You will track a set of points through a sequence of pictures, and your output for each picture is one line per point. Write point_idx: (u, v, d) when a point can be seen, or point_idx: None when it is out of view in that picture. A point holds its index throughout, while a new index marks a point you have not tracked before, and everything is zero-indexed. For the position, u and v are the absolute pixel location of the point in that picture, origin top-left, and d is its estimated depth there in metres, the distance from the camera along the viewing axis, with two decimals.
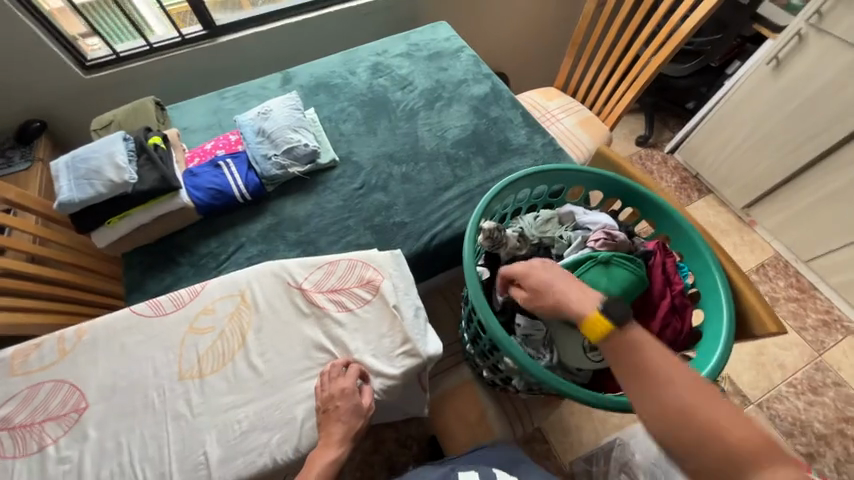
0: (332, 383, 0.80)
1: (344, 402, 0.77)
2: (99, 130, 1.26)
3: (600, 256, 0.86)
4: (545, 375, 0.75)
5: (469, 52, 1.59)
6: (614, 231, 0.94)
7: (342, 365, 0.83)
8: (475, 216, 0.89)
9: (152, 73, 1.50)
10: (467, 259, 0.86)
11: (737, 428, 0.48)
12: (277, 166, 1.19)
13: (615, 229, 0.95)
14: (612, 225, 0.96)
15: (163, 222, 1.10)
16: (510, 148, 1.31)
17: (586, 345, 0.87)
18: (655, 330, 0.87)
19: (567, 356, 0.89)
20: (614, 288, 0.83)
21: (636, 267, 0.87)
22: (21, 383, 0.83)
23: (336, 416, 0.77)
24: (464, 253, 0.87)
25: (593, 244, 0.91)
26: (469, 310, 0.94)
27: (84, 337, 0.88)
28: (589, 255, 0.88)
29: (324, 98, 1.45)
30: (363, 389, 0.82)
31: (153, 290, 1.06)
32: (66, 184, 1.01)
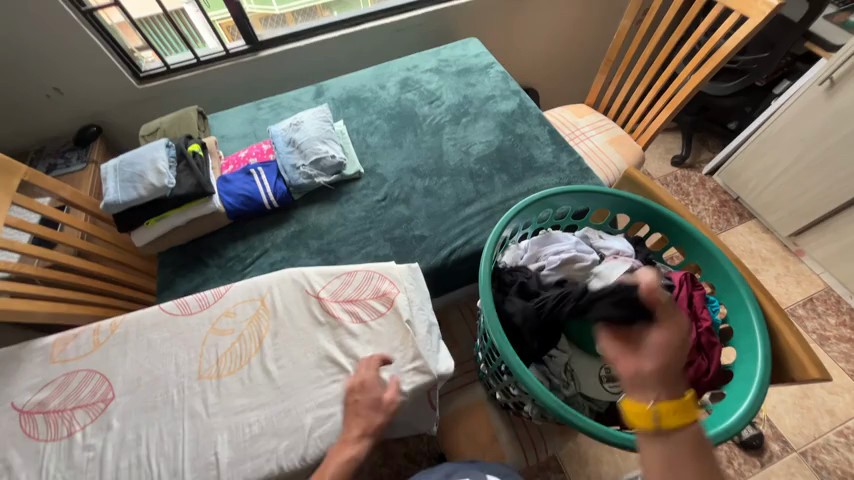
0: (358, 376, 0.83)
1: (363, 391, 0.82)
2: (147, 136, 1.36)
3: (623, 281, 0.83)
4: (552, 404, 0.72)
5: (498, 68, 1.60)
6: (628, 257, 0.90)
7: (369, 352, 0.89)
8: (495, 232, 0.88)
9: (197, 84, 1.60)
10: (483, 278, 0.85)
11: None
12: (304, 176, 1.23)
13: (630, 255, 0.91)
14: (627, 251, 0.92)
15: (196, 225, 1.16)
16: (535, 165, 1.29)
17: (602, 375, 0.89)
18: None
19: (584, 383, 0.89)
20: None
21: None
22: (59, 370, 0.89)
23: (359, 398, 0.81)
24: (482, 272, 0.86)
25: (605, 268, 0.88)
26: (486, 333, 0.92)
27: (117, 331, 0.93)
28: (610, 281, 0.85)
29: (353, 111, 1.50)
30: (387, 386, 0.83)
31: (182, 289, 1.12)
32: (112, 186, 1.09)
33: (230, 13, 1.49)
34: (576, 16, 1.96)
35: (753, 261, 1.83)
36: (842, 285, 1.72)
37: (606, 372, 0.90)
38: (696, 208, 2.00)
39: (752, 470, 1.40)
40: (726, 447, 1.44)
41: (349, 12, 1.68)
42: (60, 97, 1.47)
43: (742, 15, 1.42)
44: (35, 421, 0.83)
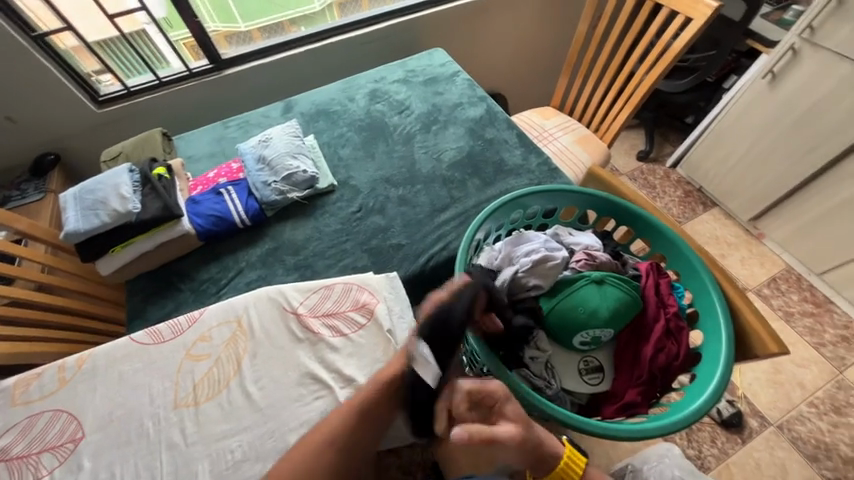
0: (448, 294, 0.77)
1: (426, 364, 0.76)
2: (108, 161, 1.32)
3: (593, 275, 0.87)
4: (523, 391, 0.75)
5: (464, 76, 1.64)
6: (596, 251, 0.93)
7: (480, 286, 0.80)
8: (468, 235, 0.90)
9: (160, 106, 1.56)
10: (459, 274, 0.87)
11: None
12: (276, 192, 1.22)
13: (598, 250, 0.94)
14: (595, 245, 0.95)
15: (166, 249, 1.13)
16: (506, 168, 1.33)
17: (581, 367, 0.89)
18: (649, 353, 0.84)
19: (564, 377, 0.88)
20: (604, 307, 0.84)
21: (631, 289, 0.87)
22: (21, 413, 0.84)
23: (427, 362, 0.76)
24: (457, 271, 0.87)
25: (575, 264, 0.91)
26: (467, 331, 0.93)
27: (84, 366, 0.89)
28: (580, 275, 0.88)
29: (324, 124, 1.50)
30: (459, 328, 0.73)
31: (153, 316, 1.08)
32: (73, 215, 1.04)
33: (192, 33, 1.48)
34: (536, 23, 2.04)
35: (719, 247, 1.92)
36: (800, 263, 1.82)
37: (586, 365, 0.90)
38: (662, 200, 2.09)
39: (734, 447, 1.45)
40: (708, 427, 1.49)
41: (314, 27, 1.69)
42: (12, 126, 1.41)
43: (687, 17, 1.52)
44: None
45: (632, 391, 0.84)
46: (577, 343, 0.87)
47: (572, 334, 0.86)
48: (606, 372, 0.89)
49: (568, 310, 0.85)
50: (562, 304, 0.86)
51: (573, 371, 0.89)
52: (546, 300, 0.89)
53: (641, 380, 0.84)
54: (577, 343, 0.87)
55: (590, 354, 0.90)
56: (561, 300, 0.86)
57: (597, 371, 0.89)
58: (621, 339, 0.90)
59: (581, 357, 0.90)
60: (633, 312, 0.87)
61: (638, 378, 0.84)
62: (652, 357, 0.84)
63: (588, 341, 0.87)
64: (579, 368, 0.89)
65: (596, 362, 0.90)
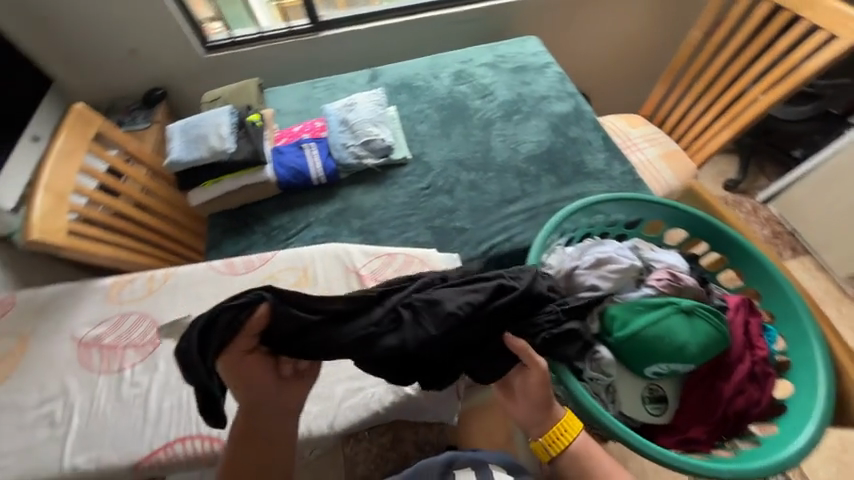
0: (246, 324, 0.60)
1: (297, 386, 0.69)
2: (209, 103, 1.42)
3: (683, 304, 0.78)
4: (584, 398, 0.71)
5: (556, 68, 1.57)
6: (681, 274, 0.84)
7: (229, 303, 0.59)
8: (543, 234, 0.87)
9: (258, 58, 1.64)
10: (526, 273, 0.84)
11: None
12: (353, 156, 1.26)
13: (683, 272, 0.85)
14: (680, 267, 0.86)
15: (248, 191, 1.20)
16: (585, 171, 1.26)
17: (646, 395, 0.80)
18: (728, 393, 0.78)
19: (624, 403, 0.80)
20: (693, 343, 0.76)
21: (721, 325, 0.79)
22: (115, 309, 0.96)
23: (290, 392, 0.68)
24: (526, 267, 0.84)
25: (656, 283, 0.82)
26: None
27: (169, 280, 0.99)
28: (669, 301, 0.79)
29: (405, 98, 1.52)
30: (265, 351, 0.65)
31: (228, 250, 1.18)
32: (178, 145, 1.15)
33: None
34: (640, 23, 1.90)
35: None
36: None
37: (650, 393, 0.81)
38: None
39: None
40: None
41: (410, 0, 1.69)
42: (134, 58, 1.57)
43: (830, 35, 1.35)
44: (91, 352, 0.90)
45: (697, 428, 0.79)
46: (648, 372, 0.79)
47: (647, 361, 0.78)
48: (669, 404, 0.82)
49: (651, 338, 0.76)
50: (647, 331, 0.76)
51: (636, 398, 0.80)
52: (622, 319, 0.78)
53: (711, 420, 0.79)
54: (650, 372, 0.79)
55: (656, 383, 0.82)
56: (644, 326, 0.76)
57: (660, 401, 0.81)
58: (697, 374, 0.81)
59: (647, 384, 0.81)
60: (719, 349, 0.79)
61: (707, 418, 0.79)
62: (728, 399, 0.78)
63: (662, 372, 0.79)
64: (644, 395, 0.81)
65: (661, 391, 0.81)
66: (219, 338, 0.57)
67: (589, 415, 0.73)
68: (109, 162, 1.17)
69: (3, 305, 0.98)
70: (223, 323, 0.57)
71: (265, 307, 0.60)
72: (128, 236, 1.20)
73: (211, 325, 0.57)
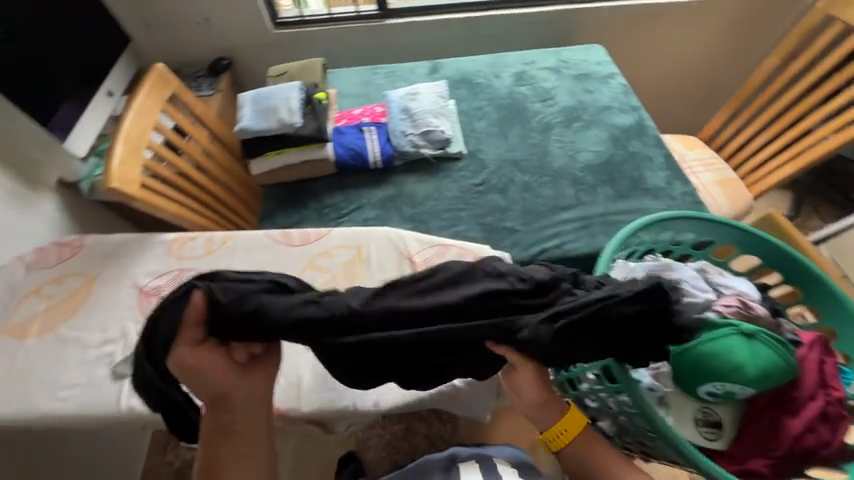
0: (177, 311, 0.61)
1: (261, 371, 0.67)
2: (274, 77, 1.45)
3: (744, 326, 0.75)
4: (642, 407, 0.69)
5: (620, 80, 1.54)
6: (749, 301, 0.82)
7: (167, 301, 0.61)
8: (614, 245, 0.83)
9: (323, 39, 1.67)
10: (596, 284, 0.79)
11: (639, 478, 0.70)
12: (411, 144, 1.27)
13: (750, 299, 0.83)
14: (748, 294, 0.83)
15: (307, 167, 1.22)
16: (643, 187, 1.24)
17: (699, 418, 0.78)
18: (797, 428, 0.76)
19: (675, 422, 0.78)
20: (753, 365, 0.74)
21: (786, 353, 0.76)
22: (176, 263, 1.00)
23: (257, 377, 0.67)
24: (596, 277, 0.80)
25: (722, 308, 0.79)
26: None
27: (228, 243, 1.02)
28: (729, 321, 0.76)
29: (465, 93, 1.51)
30: (210, 339, 0.63)
31: (281, 222, 1.20)
32: (249, 114, 1.17)
33: None
34: (709, 42, 1.84)
35: None
36: None
37: (705, 416, 0.79)
38: None
39: None
40: None
41: None
42: (207, 27, 1.62)
43: None
44: (152, 302, 0.94)
45: (760, 460, 0.76)
46: (702, 392, 0.77)
47: (701, 380, 0.75)
48: (725, 430, 0.79)
49: (708, 356, 0.74)
50: (702, 348, 0.75)
51: (688, 418, 0.79)
52: None
53: (775, 453, 0.76)
54: (703, 392, 0.76)
55: (711, 407, 0.79)
56: (701, 342, 0.75)
57: (714, 426, 0.79)
58: (762, 402, 0.78)
59: (701, 407, 0.79)
60: (783, 378, 0.76)
61: (771, 451, 0.76)
62: (798, 435, 0.76)
63: (717, 393, 0.77)
64: (696, 417, 0.79)
65: (716, 417, 0.79)
66: (162, 334, 0.61)
67: (652, 432, 0.71)
68: (175, 120, 1.21)
69: (73, 246, 1.04)
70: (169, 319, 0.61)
71: (198, 302, 0.60)
72: (191, 198, 1.25)
73: (155, 326, 0.61)
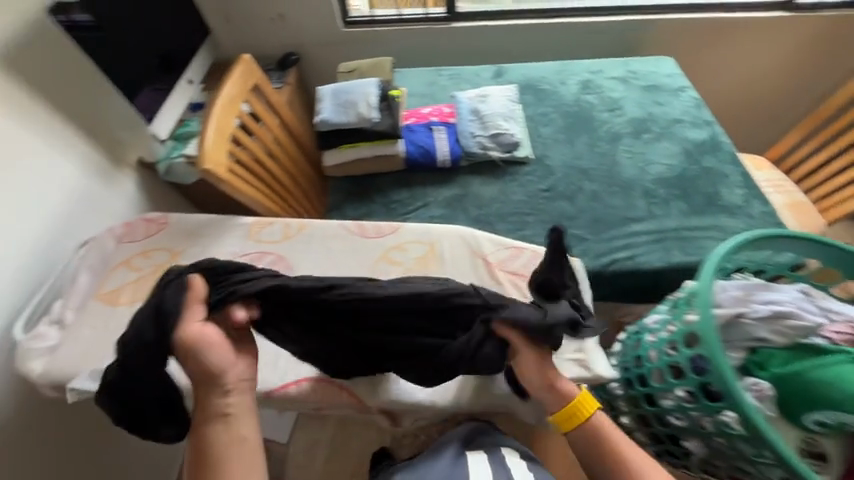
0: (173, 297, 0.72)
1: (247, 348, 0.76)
2: (344, 73, 1.48)
3: None
4: (770, 436, 0.67)
5: (692, 93, 1.50)
6: None
7: (163, 286, 0.73)
8: (717, 256, 0.76)
9: (389, 39, 1.70)
10: (700, 301, 0.73)
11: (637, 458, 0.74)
12: (479, 145, 1.28)
13: None
14: None
15: (377, 162, 1.24)
16: (719, 204, 1.20)
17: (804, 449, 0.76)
18: None
19: None
20: None
21: None
22: (254, 247, 1.03)
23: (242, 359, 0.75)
24: (701, 292, 0.74)
25: (832, 334, 0.76)
26: (652, 323, 0.88)
27: (304, 230, 1.05)
28: (839, 348, 0.73)
29: (530, 98, 1.51)
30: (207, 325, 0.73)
31: (349, 214, 1.22)
32: (329, 107, 1.20)
33: None
34: (782, 60, 1.78)
35: None
36: None
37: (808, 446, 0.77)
38: None
39: None
40: None
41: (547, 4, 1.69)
42: (280, 23, 1.67)
43: None
44: None
45: None
46: (808, 421, 0.74)
47: (807, 408, 0.72)
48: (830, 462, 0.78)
49: (819, 383, 0.71)
50: (811, 373, 0.72)
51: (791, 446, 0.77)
52: (781, 359, 0.75)
53: None
54: (809, 420, 0.73)
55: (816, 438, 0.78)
56: (809, 367, 0.72)
57: (818, 457, 0.79)
58: None
59: (806, 436, 0.77)
60: None
61: None
62: None
63: (826, 423, 0.73)
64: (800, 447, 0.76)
65: (821, 448, 0.78)
66: (156, 323, 0.71)
67: (763, 457, 0.71)
68: (252, 110, 1.27)
69: (158, 222, 1.08)
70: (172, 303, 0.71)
71: (198, 288, 0.73)
72: (267, 187, 1.30)
73: (157, 309, 0.71)
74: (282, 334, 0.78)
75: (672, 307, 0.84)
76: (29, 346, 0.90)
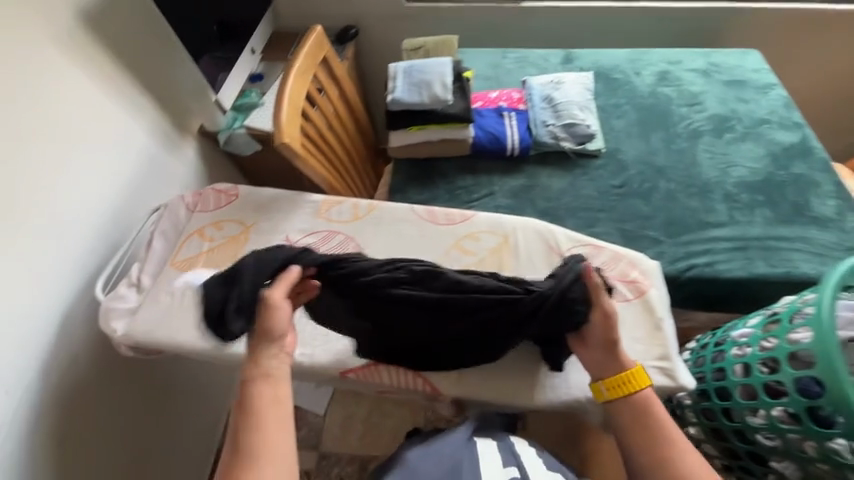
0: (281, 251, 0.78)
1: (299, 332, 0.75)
2: (409, 50, 1.41)
3: None
4: None
5: (781, 92, 1.39)
6: None
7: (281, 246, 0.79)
8: (841, 273, 0.70)
9: (453, 16, 1.63)
10: (823, 323, 0.66)
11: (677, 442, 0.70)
12: (550, 135, 1.22)
13: None
14: None
15: (444, 146, 1.21)
16: (808, 214, 1.12)
17: None
18: None
19: None
20: None
21: None
22: (324, 225, 1.02)
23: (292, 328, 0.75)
24: (824, 313, 0.67)
25: None
26: (742, 337, 0.84)
27: (373, 212, 1.03)
28: None
29: (602, 87, 1.42)
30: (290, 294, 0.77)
31: (412, 197, 1.20)
32: (402, 87, 1.16)
33: None
34: None
35: None
36: None
37: None
38: None
39: None
40: None
41: None
42: None
43: None
44: None
45: None
46: None
47: None
48: None
49: None
50: None
51: None
52: None
53: None
54: None
55: None
56: None
57: None
58: None
59: None
60: None
61: None
62: None
63: None
64: None
65: None
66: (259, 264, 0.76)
67: None
68: (322, 88, 1.26)
69: (228, 193, 1.08)
70: (281, 254, 0.77)
71: (296, 270, 0.75)
72: (334, 169, 1.29)
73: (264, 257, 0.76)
74: (332, 307, 0.80)
75: (771, 323, 0.80)
76: (110, 305, 0.92)
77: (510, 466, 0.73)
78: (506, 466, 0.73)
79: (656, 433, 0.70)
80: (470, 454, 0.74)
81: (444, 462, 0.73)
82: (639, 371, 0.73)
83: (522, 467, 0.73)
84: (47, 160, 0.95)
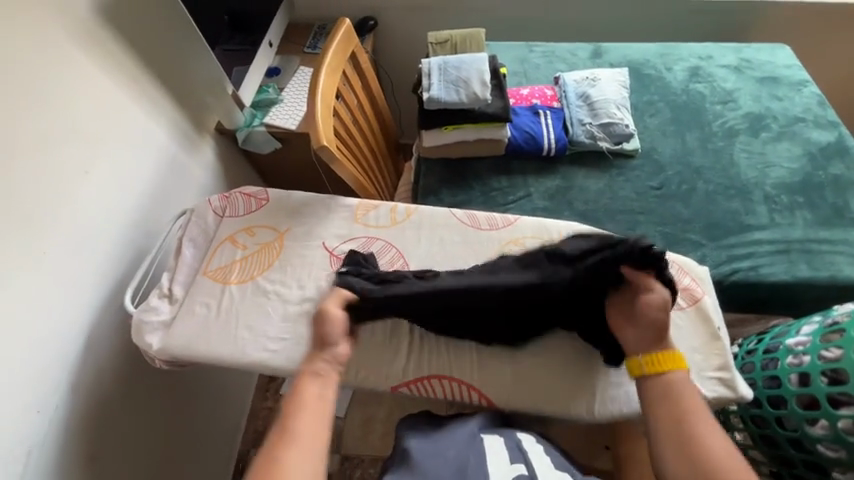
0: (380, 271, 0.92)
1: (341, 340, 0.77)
2: (435, 44, 1.35)
3: None
4: None
5: (814, 88, 1.36)
6: None
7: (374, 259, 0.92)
8: None
9: (477, 7, 1.56)
10: None
11: (709, 434, 0.65)
12: (587, 135, 1.18)
13: None
14: None
15: (479, 146, 1.17)
16: (849, 216, 1.11)
17: None
18: None
19: None
20: None
21: None
22: (362, 231, 0.98)
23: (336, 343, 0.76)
24: None
25: None
26: (797, 345, 0.82)
27: (412, 217, 0.99)
28: None
29: (634, 83, 1.38)
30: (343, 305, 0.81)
31: (446, 200, 1.16)
32: (437, 85, 1.11)
33: None
34: None
35: None
36: None
37: None
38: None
39: None
40: None
41: None
42: None
43: None
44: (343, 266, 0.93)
45: None
46: None
47: None
48: None
49: None
50: None
51: None
52: None
53: None
54: None
55: None
56: None
57: None
58: None
59: None
60: None
61: None
62: None
63: None
64: None
65: None
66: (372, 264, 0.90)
67: None
68: (348, 82, 1.19)
69: (259, 197, 1.03)
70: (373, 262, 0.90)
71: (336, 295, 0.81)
72: (364, 171, 1.24)
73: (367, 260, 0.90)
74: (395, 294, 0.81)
75: (830, 333, 0.78)
76: (143, 318, 0.87)
77: (516, 464, 0.66)
78: (512, 464, 0.66)
79: (685, 412, 0.67)
80: (477, 454, 0.66)
81: (452, 459, 0.65)
82: (675, 355, 0.73)
83: (530, 466, 0.65)
84: (70, 164, 0.89)
